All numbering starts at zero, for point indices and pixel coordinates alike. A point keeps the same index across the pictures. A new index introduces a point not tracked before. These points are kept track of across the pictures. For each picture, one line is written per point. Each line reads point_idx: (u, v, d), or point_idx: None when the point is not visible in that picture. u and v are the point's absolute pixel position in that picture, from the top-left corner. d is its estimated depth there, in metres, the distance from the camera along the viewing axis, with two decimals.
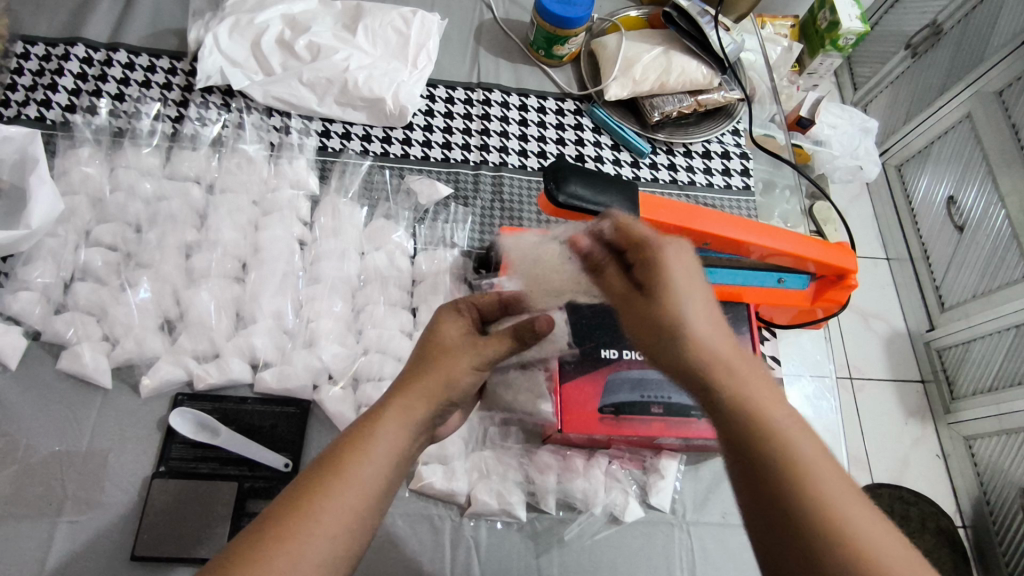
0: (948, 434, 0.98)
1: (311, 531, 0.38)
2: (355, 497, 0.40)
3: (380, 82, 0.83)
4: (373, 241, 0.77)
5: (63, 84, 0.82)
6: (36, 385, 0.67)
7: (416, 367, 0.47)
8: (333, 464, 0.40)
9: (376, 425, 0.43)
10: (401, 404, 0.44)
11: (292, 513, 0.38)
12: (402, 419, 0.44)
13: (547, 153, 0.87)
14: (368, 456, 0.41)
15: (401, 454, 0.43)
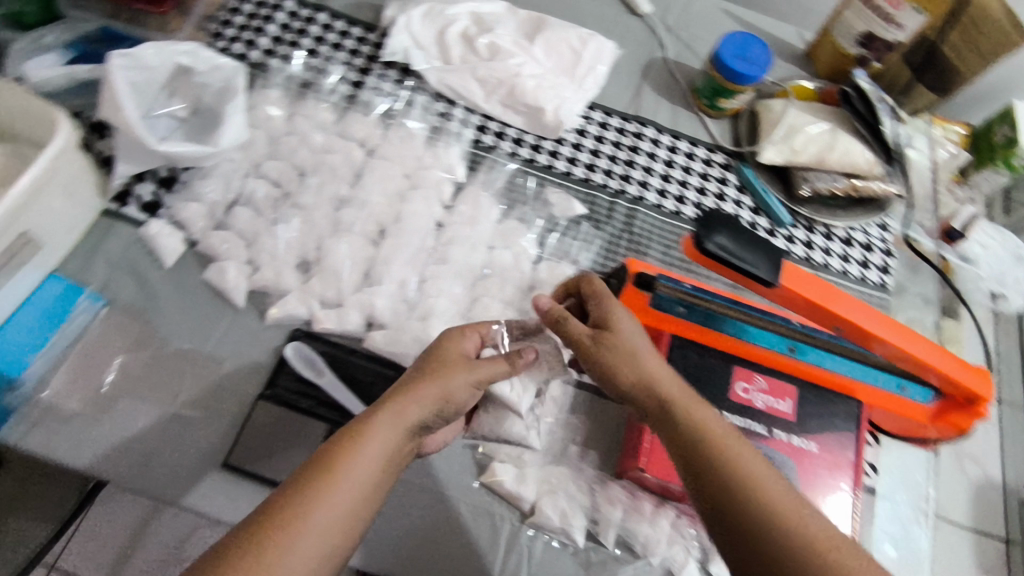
0: None
1: (322, 509, 0.44)
2: (359, 483, 0.46)
3: (546, 94, 0.86)
4: (502, 238, 0.80)
5: (268, 31, 0.89)
6: (182, 285, 0.74)
7: (414, 375, 0.54)
8: (342, 452, 0.47)
9: (378, 420, 0.49)
10: (408, 404, 0.51)
11: (303, 489, 0.44)
12: (408, 418, 0.51)
13: (685, 200, 0.87)
14: (368, 446, 0.48)
15: (400, 451, 0.50)
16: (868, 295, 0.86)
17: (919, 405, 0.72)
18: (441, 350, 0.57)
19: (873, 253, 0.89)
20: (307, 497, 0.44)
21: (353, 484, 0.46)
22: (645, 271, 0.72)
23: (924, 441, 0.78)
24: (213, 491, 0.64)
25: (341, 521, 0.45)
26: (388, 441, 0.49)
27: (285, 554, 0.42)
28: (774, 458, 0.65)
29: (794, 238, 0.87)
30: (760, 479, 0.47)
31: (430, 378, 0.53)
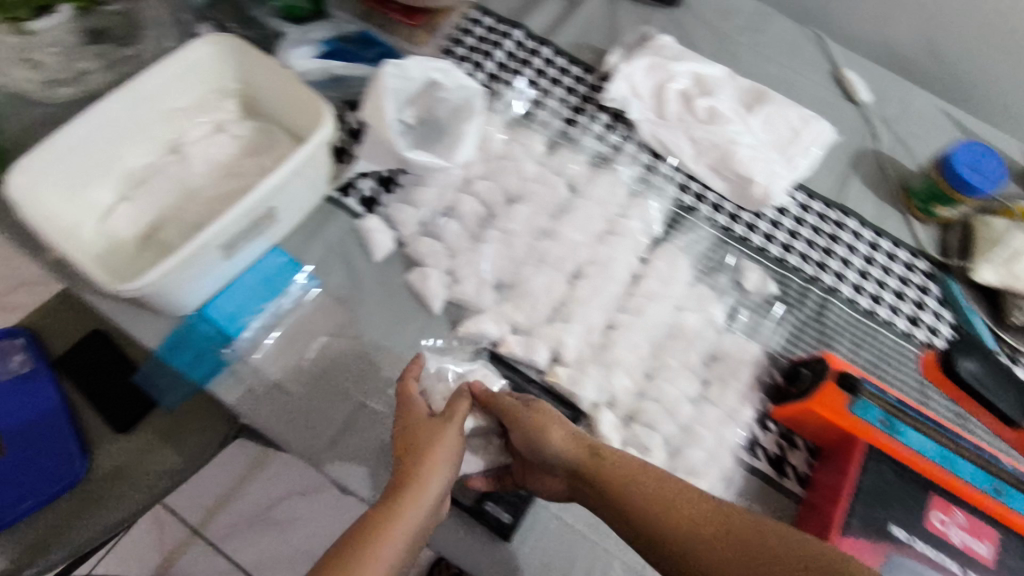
0: None
1: (370, 567, 0.47)
2: (400, 539, 0.50)
3: (759, 166, 0.84)
4: (692, 302, 0.79)
5: (494, 56, 0.91)
6: (385, 282, 0.77)
7: (410, 437, 0.57)
8: (376, 520, 0.50)
9: (403, 487, 0.53)
10: (422, 471, 0.54)
11: (353, 557, 0.48)
12: (427, 476, 0.54)
13: (881, 301, 0.84)
14: (399, 522, 0.50)
15: (429, 505, 0.53)
16: None
17: None
18: (414, 411, 0.60)
19: None
20: (356, 565, 0.47)
21: (393, 544, 0.49)
22: (849, 372, 0.70)
23: None
24: (386, 487, 0.67)
25: (388, 570, 0.48)
26: (418, 511, 0.52)
27: None
28: None
29: None
30: (750, 541, 0.50)
31: (435, 441, 0.56)
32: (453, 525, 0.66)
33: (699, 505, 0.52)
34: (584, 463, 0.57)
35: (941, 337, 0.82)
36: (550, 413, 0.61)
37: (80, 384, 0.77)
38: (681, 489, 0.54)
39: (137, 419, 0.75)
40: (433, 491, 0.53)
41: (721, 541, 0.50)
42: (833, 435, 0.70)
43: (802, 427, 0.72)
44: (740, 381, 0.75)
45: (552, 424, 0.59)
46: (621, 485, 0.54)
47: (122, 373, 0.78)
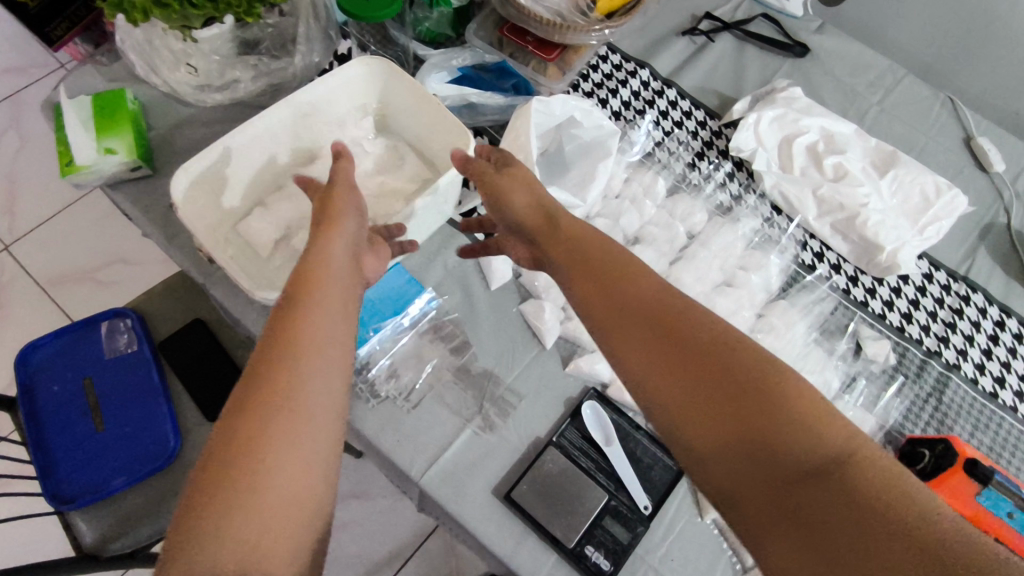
0: None
1: (287, 383, 0.46)
2: (316, 363, 0.48)
3: (887, 233, 0.82)
4: (806, 362, 0.77)
5: (621, 94, 0.93)
6: (499, 309, 0.77)
7: (317, 244, 0.55)
8: (288, 333, 0.48)
9: (307, 296, 0.51)
10: (318, 281, 0.52)
11: (267, 375, 0.46)
12: (332, 291, 0.52)
13: (1005, 383, 0.80)
14: (285, 392, 0.45)
15: (330, 309, 0.51)
16: None
17: None
18: (332, 217, 0.58)
19: None
20: (273, 382, 0.45)
21: (308, 361, 0.47)
22: (980, 462, 0.67)
23: None
24: (489, 518, 0.66)
25: (307, 390, 0.46)
26: (312, 379, 0.47)
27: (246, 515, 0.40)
28: None
29: None
30: (699, 379, 0.48)
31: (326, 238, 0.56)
32: (554, 567, 0.64)
33: (683, 344, 0.50)
34: (539, 230, 0.63)
35: None
36: (523, 176, 0.67)
37: (176, 364, 0.86)
38: (647, 310, 0.53)
39: (225, 410, 0.85)
40: (332, 289, 0.53)
41: (681, 385, 0.49)
42: None
43: None
44: None
45: (515, 189, 0.65)
46: (630, 330, 0.52)
47: (215, 363, 0.87)
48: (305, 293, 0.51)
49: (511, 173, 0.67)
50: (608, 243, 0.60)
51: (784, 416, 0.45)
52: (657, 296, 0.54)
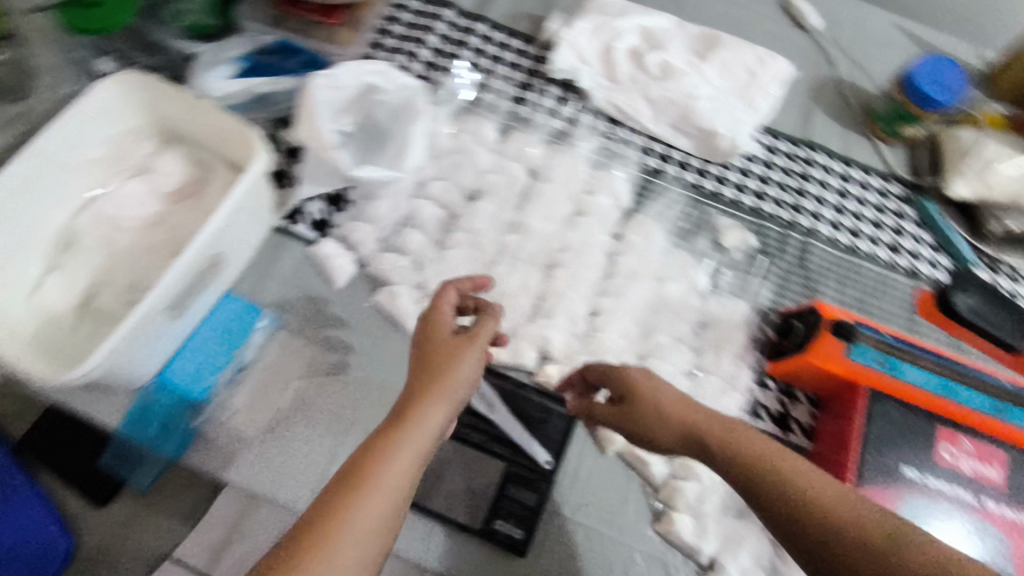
0: None
1: (385, 471, 0.44)
2: (417, 447, 0.46)
3: (723, 117, 0.82)
4: (671, 270, 0.77)
5: (428, 42, 0.86)
6: (351, 307, 0.72)
7: (434, 351, 0.52)
8: (394, 421, 0.48)
9: (424, 394, 0.49)
10: (434, 387, 0.50)
11: (367, 460, 0.45)
12: (450, 393, 0.50)
13: (861, 234, 0.83)
14: (394, 459, 0.45)
15: (447, 410, 0.50)
16: None
17: None
18: (441, 320, 0.55)
19: None
20: (372, 466, 0.44)
21: (410, 450, 0.46)
22: (842, 319, 0.68)
23: None
24: None
25: (404, 477, 0.45)
26: (414, 451, 0.46)
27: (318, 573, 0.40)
28: (986, 532, 0.61)
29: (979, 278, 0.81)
30: (755, 454, 0.49)
31: (460, 354, 0.52)
32: (467, 552, 0.63)
33: (763, 444, 0.50)
34: (642, 419, 0.55)
35: (923, 261, 0.82)
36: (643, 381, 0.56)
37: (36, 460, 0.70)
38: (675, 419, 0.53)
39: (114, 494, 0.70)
40: (455, 395, 0.51)
41: (740, 482, 0.49)
42: (832, 384, 0.69)
43: (801, 380, 0.72)
44: (731, 346, 0.73)
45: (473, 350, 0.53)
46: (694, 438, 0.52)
47: (90, 445, 0.69)
48: (450, 369, 0.51)
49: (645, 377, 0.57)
50: (659, 380, 0.56)
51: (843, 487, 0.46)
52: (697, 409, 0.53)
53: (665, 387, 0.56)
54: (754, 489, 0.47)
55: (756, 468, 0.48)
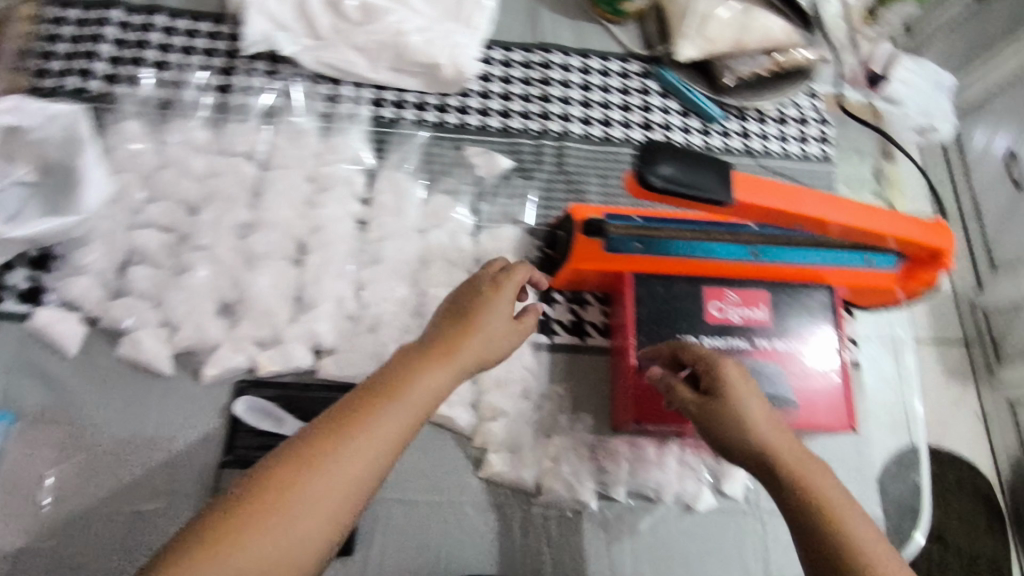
0: (993, 398, 0.95)
1: (325, 467, 0.43)
2: (378, 449, 0.45)
3: (438, 46, 0.77)
4: (433, 219, 0.73)
5: (100, 53, 0.75)
6: (96, 371, 0.66)
7: (446, 337, 0.52)
8: (359, 408, 0.46)
9: (403, 379, 0.48)
10: (412, 374, 0.48)
11: (312, 447, 0.44)
12: (422, 385, 0.48)
13: (612, 122, 0.82)
14: (340, 463, 0.44)
15: (416, 405, 0.47)
16: (813, 170, 0.84)
17: (885, 273, 0.71)
18: (480, 314, 0.54)
19: (808, 125, 0.86)
20: (314, 458, 0.44)
21: (359, 451, 0.44)
22: (590, 216, 0.67)
23: (895, 304, 0.76)
24: None
25: (344, 477, 0.44)
26: (366, 457, 0.44)
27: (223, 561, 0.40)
28: (764, 369, 0.65)
29: (729, 132, 0.84)
30: (801, 468, 0.48)
31: (463, 343, 0.52)
32: None
33: (787, 434, 0.51)
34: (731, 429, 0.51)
35: (676, 129, 0.83)
36: (737, 378, 0.53)
37: None
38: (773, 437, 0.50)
39: None
40: (436, 383, 0.49)
41: (739, 457, 0.51)
42: (604, 278, 0.70)
43: (583, 284, 0.73)
44: None
45: (409, 362, 0.49)
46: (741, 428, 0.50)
47: None
48: (435, 354, 0.50)
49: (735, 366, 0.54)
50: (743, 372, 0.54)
51: (851, 501, 0.48)
52: (769, 427, 0.51)
53: (750, 381, 0.54)
54: (785, 488, 0.48)
55: (770, 456, 0.49)
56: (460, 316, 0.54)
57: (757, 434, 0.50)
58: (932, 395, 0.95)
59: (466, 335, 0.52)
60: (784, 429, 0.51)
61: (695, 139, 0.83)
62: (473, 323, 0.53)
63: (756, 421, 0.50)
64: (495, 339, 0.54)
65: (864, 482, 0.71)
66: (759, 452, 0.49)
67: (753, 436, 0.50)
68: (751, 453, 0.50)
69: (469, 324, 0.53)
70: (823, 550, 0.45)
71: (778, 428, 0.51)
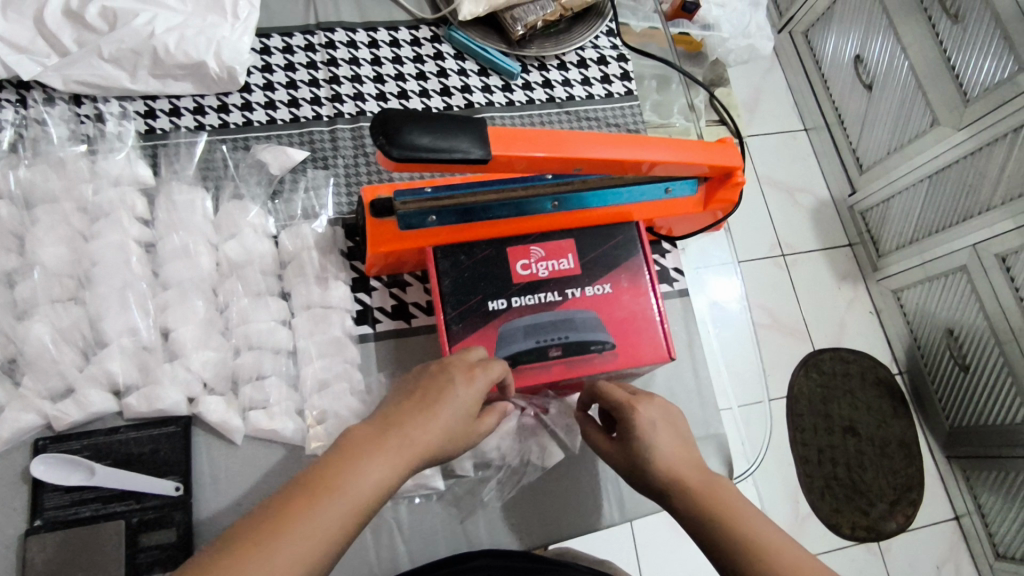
0: (879, 289, 1.29)
1: (256, 569, 0.37)
2: (317, 545, 0.39)
3: (195, 43, 0.71)
4: (226, 227, 0.68)
5: None
6: None
7: (405, 410, 0.47)
8: (300, 496, 0.40)
9: (350, 463, 0.43)
10: (362, 459, 0.43)
11: (245, 540, 0.38)
12: (374, 473, 0.43)
13: (408, 94, 0.79)
14: (277, 559, 0.37)
15: (366, 497, 0.42)
16: (620, 110, 0.84)
17: (688, 199, 0.72)
18: (449, 381, 0.49)
19: (608, 64, 0.85)
20: (249, 553, 0.37)
21: (298, 548, 0.38)
22: (379, 197, 0.65)
23: (713, 226, 0.77)
24: None
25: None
26: (305, 552, 0.38)
27: None
28: (579, 318, 0.64)
29: (531, 84, 0.82)
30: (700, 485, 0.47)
31: (423, 415, 0.47)
32: None
33: (695, 458, 0.50)
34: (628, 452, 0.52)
35: (475, 91, 0.81)
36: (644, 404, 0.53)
37: None
38: (668, 450, 0.50)
39: None
40: (392, 464, 0.44)
41: (641, 481, 0.51)
42: (413, 256, 0.68)
43: (396, 267, 0.70)
44: (312, 273, 0.69)
45: (369, 441, 0.44)
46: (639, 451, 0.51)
47: None
48: (394, 432, 0.45)
49: (650, 399, 0.54)
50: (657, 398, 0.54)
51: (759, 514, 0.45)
52: (674, 441, 0.51)
53: (665, 412, 0.53)
54: (684, 509, 0.47)
55: (672, 481, 0.48)
56: (431, 385, 0.49)
57: (655, 462, 0.50)
58: (799, 296, 1.27)
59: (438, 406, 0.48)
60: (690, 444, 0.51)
61: (496, 97, 0.81)
62: (441, 393, 0.48)
63: (656, 441, 0.51)
64: (466, 408, 0.49)
65: (705, 405, 0.73)
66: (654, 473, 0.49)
67: (651, 455, 0.50)
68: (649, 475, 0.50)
69: (438, 392, 0.49)
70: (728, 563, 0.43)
71: (678, 443, 0.50)
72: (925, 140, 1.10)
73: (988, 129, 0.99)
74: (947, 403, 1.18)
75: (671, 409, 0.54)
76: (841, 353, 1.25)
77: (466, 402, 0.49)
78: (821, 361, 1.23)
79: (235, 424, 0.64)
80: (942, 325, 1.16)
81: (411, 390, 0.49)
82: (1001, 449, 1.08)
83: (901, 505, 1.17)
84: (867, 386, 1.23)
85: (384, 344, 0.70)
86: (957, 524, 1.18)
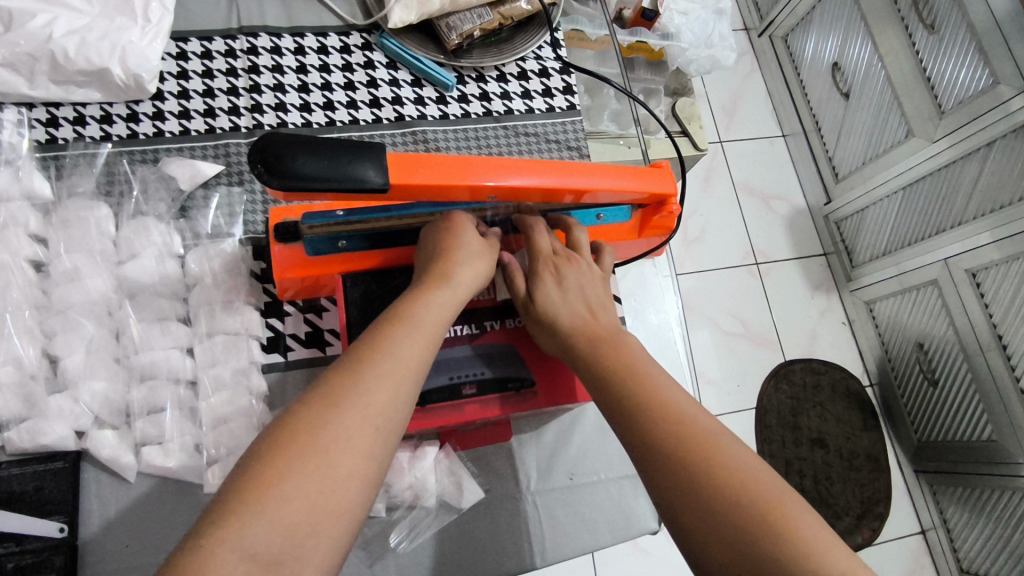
0: (851, 299, 1.23)
1: (374, 370, 0.41)
2: (413, 350, 0.44)
3: (99, 47, 0.66)
4: (129, 247, 0.64)
5: None
6: None
7: (438, 258, 0.54)
8: (344, 377, 0.41)
9: (392, 326, 0.45)
10: (416, 305, 0.48)
11: (301, 414, 0.38)
12: (417, 329, 0.46)
13: (335, 104, 0.75)
14: (384, 359, 0.42)
15: (430, 329, 0.47)
16: (562, 125, 0.80)
17: (622, 225, 0.69)
18: (444, 271, 0.52)
19: (551, 77, 0.81)
20: (311, 422, 0.38)
21: (361, 414, 0.39)
22: (286, 220, 0.61)
23: (654, 250, 0.74)
24: None
25: (354, 443, 0.38)
26: (404, 354, 0.44)
27: (294, 474, 0.35)
28: (495, 353, 0.61)
29: (467, 96, 0.78)
30: (637, 366, 0.49)
31: (453, 258, 0.53)
32: None
33: (586, 307, 0.56)
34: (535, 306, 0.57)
35: (408, 102, 0.76)
36: (558, 260, 0.59)
37: None
38: (568, 302, 0.56)
39: None
40: (426, 330, 0.47)
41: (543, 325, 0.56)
42: (323, 283, 0.64)
43: (311, 292, 0.66)
44: (221, 299, 0.65)
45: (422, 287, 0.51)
46: (540, 297, 0.57)
47: None
48: (437, 272, 0.52)
49: (566, 259, 0.59)
50: (564, 257, 0.59)
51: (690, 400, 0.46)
52: (572, 294, 0.56)
53: (571, 268, 0.58)
54: (580, 359, 0.52)
55: (563, 328, 0.55)
56: (441, 234, 0.56)
57: (565, 325, 0.55)
58: (772, 307, 1.21)
59: (457, 244, 0.55)
60: (584, 290, 0.57)
61: (429, 110, 0.77)
62: (457, 237, 0.55)
63: (557, 292, 0.56)
64: (478, 245, 0.56)
65: None
66: (548, 320, 0.56)
67: (550, 302, 0.56)
68: (546, 322, 0.56)
69: (453, 235, 0.55)
70: (647, 450, 0.43)
71: (575, 295, 0.57)
72: (902, 150, 1.05)
73: (965, 140, 0.93)
74: (916, 418, 1.12)
75: (575, 264, 0.59)
76: (812, 364, 1.18)
77: (478, 242, 0.56)
78: (790, 373, 1.17)
79: (129, 459, 0.60)
80: (913, 339, 1.09)
81: (426, 248, 0.56)
82: (979, 467, 1.00)
83: (867, 519, 1.10)
84: (839, 404, 1.16)
85: (298, 374, 0.66)
86: (921, 538, 1.11)
